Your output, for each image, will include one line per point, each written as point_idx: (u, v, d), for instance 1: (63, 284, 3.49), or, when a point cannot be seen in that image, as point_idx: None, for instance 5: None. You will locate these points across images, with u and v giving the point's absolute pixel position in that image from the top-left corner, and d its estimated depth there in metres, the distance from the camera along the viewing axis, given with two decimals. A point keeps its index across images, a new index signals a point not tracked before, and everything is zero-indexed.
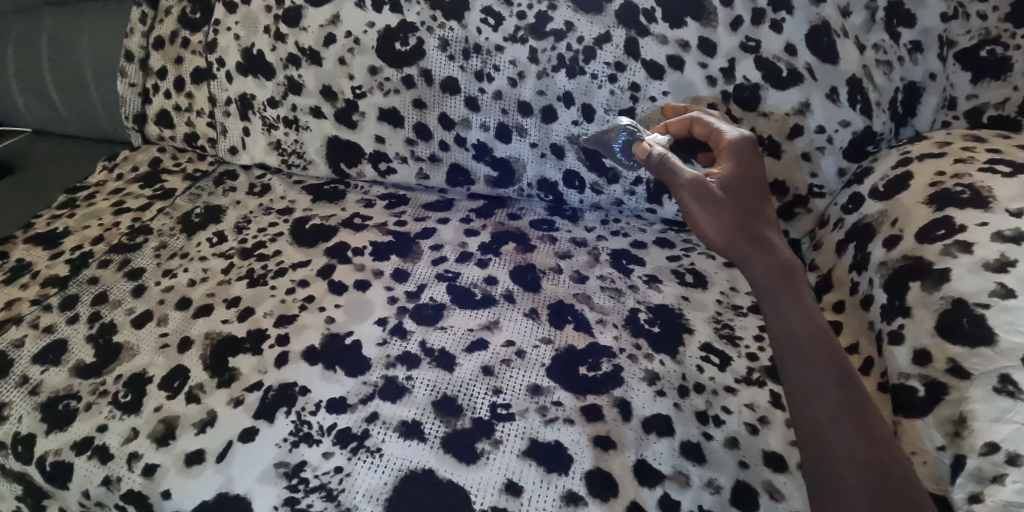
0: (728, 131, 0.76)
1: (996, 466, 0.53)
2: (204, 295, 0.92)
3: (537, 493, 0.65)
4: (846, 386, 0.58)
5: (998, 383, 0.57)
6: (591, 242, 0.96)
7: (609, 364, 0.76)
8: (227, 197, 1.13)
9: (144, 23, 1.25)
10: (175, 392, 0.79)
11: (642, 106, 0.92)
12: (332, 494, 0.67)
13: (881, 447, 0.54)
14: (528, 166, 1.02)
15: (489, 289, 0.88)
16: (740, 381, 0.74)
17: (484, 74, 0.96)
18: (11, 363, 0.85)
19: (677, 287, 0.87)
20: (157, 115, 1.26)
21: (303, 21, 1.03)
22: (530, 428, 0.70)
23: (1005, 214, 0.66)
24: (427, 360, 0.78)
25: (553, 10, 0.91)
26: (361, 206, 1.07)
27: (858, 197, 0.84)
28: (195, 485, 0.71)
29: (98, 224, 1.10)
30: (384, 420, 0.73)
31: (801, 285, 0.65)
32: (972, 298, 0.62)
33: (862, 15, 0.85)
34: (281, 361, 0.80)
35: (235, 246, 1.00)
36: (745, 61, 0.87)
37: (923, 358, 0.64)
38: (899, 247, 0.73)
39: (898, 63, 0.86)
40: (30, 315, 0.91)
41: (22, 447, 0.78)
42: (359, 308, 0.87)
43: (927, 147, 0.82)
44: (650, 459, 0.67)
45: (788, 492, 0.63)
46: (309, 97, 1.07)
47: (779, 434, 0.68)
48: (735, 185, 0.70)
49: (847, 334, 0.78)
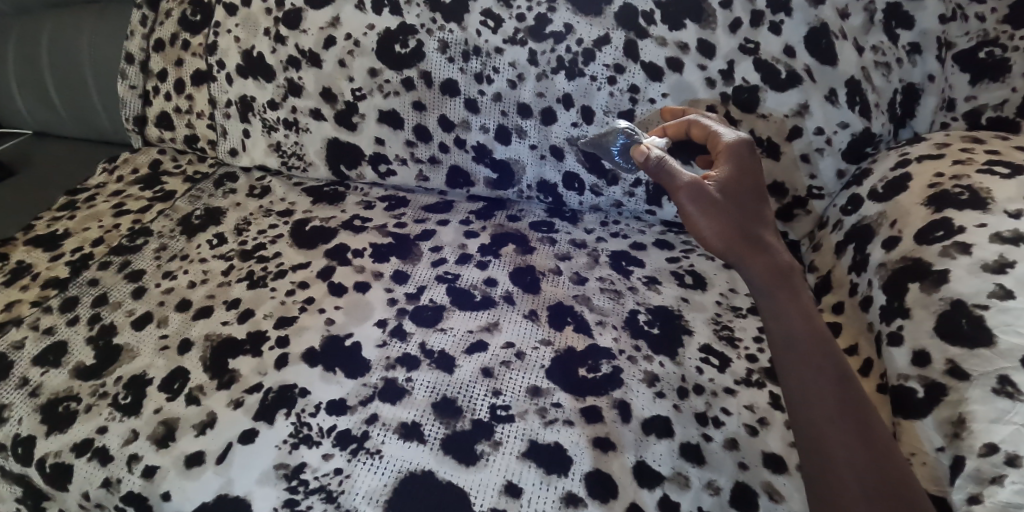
0: (726, 133, 0.76)
1: (996, 467, 0.54)
2: (204, 297, 0.92)
3: (537, 495, 0.65)
4: (845, 387, 0.58)
5: (997, 384, 0.57)
6: (590, 243, 0.97)
7: (609, 365, 0.76)
8: (227, 198, 1.13)
9: (145, 25, 1.25)
10: (175, 394, 0.79)
11: (641, 108, 0.92)
12: (332, 496, 0.67)
13: (880, 448, 0.55)
14: (527, 168, 1.02)
15: (489, 290, 0.88)
16: (740, 382, 0.74)
17: (483, 76, 0.96)
18: (12, 365, 0.85)
19: (676, 288, 0.87)
20: (157, 117, 1.26)
21: (303, 23, 1.03)
22: (530, 429, 0.70)
23: (1003, 215, 0.66)
24: (426, 361, 0.78)
25: (552, 12, 0.91)
26: (361, 208, 1.07)
27: (857, 199, 0.85)
28: (195, 487, 0.71)
29: (98, 226, 1.10)
30: (384, 421, 0.73)
31: (799, 286, 0.65)
32: (971, 299, 0.62)
33: (860, 17, 0.85)
34: (281, 363, 0.80)
35: (235, 248, 1.01)
36: (744, 63, 0.87)
37: (922, 358, 0.64)
38: (898, 248, 0.73)
39: (896, 64, 0.86)
40: (30, 317, 0.92)
41: (22, 449, 0.79)
42: (359, 309, 0.87)
43: (926, 148, 0.82)
44: (649, 460, 0.67)
45: (787, 493, 0.63)
46: (309, 99, 1.07)
47: (778, 435, 0.68)
48: (733, 187, 0.70)
49: (847, 335, 0.78)
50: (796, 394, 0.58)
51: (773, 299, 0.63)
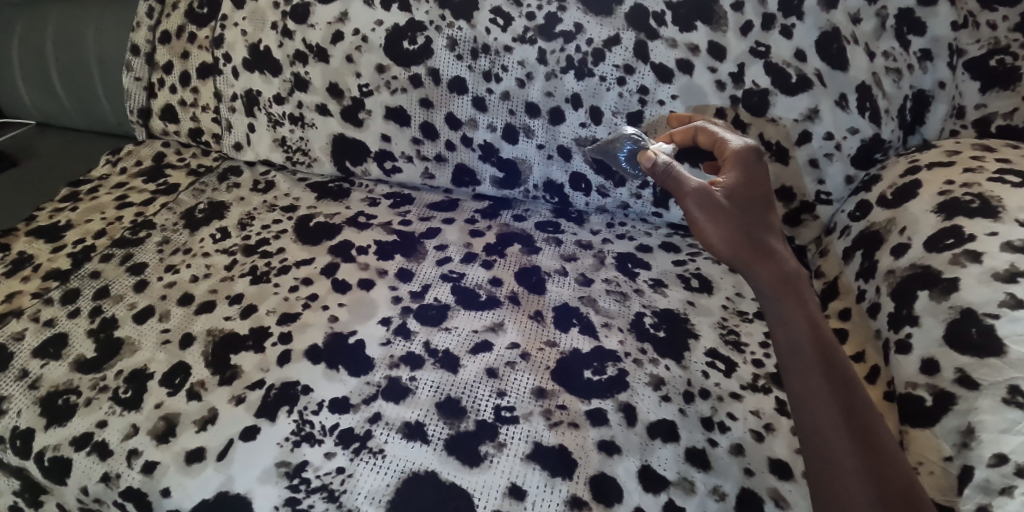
0: (733, 140, 0.76)
1: (1006, 478, 0.53)
2: (206, 292, 0.91)
3: (541, 497, 0.64)
4: (850, 396, 0.56)
5: (1007, 394, 0.56)
6: (596, 245, 0.96)
7: (615, 368, 0.76)
8: (231, 193, 1.12)
9: (151, 17, 1.24)
10: (176, 389, 0.78)
11: (651, 110, 0.91)
12: (333, 495, 0.67)
13: (884, 457, 0.53)
14: (534, 168, 1.01)
15: (494, 290, 0.88)
16: (746, 387, 0.73)
17: (492, 74, 0.96)
18: (11, 356, 0.84)
19: (682, 291, 0.87)
20: (162, 110, 1.26)
21: (311, 18, 1.02)
22: (534, 432, 0.69)
23: (1015, 224, 0.66)
24: (430, 360, 0.78)
25: (563, 11, 0.90)
26: (366, 205, 1.06)
27: (866, 205, 0.84)
28: (195, 484, 0.70)
29: (100, 218, 1.09)
30: (387, 421, 0.72)
31: (806, 290, 0.63)
32: (981, 308, 0.62)
33: (872, 23, 0.84)
34: (283, 360, 0.79)
35: (238, 243, 1.00)
36: (755, 66, 0.86)
37: (931, 367, 0.64)
38: (908, 255, 0.73)
39: (908, 71, 0.86)
40: (31, 308, 0.91)
41: (22, 441, 0.78)
42: (363, 307, 0.86)
43: (936, 155, 0.82)
44: (654, 464, 0.67)
45: (793, 500, 0.63)
46: (316, 95, 1.07)
47: (785, 441, 0.67)
48: (740, 193, 0.69)
49: (854, 342, 0.77)
50: (803, 405, 0.57)
51: (780, 303, 0.62)
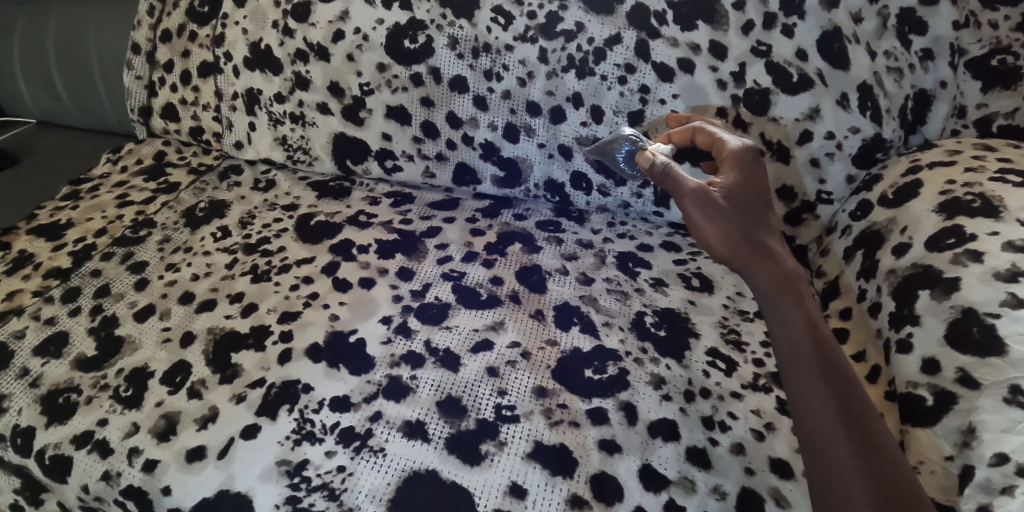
0: (732, 140, 0.76)
1: (1007, 477, 0.52)
2: (207, 291, 0.91)
3: (542, 496, 0.64)
4: (848, 396, 0.56)
5: (1008, 393, 0.56)
6: (597, 244, 0.96)
7: (615, 367, 0.76)
8: (231, 192, 1.12)
9: (152, 15, 1.23)
10: (176, 388, 0.78)
11: (652, 109, 0.91)
12: (334, 494, 0.67)
13: (882, 457, 0.53)
14: (535, 167, 1.01)
15: (494, 289, 0.88)
16: (747, 387, 0.73)
17: (493, 73, 0.96)
18: (12, 355, 0.84)
19: (683, 291, 0.86)
20: (163, 108, 1.26)
21: (312, 16, 1.02)
22: (534, 431, 0.69)
23: (1016, 223, 0.66)
24: (431, 359, 0.78)
25: (564, 10, 0.90)
26: (367, 204, 1.06)
27: (867, 204, 0.84)
28: (195, 483, 0.70)
29: (101, 216, 1.09)
30: (387, 420, 0.72)
31: (804, 290, 0.63)
32: (983, 308, 0.62)
33: (874, 22, 0.84)
34: (284, 358, 0.79)
35: (239, 242, 1.00)
36: (756, 66, 0.86)
37: (933, 367, 0.64)
38: (909, 255, 0.73)
39: (909, 70, 0.86)
40: (32, 307, 0.91)
41: (22, 440, 0.78)
42: (363, 306, 0.86)
43: (937, 154, 0.82)
44: (655, 463, 0.67)
45: (793, 500, 0.63)
46: (317, 93, 1.07)
47: (785, 440, 0.67)
48: (738, 194, 0.69)
49: (855, 342, 0.77)
50: (801, 405, 0.57)
51: (779, 303, 0.61)
